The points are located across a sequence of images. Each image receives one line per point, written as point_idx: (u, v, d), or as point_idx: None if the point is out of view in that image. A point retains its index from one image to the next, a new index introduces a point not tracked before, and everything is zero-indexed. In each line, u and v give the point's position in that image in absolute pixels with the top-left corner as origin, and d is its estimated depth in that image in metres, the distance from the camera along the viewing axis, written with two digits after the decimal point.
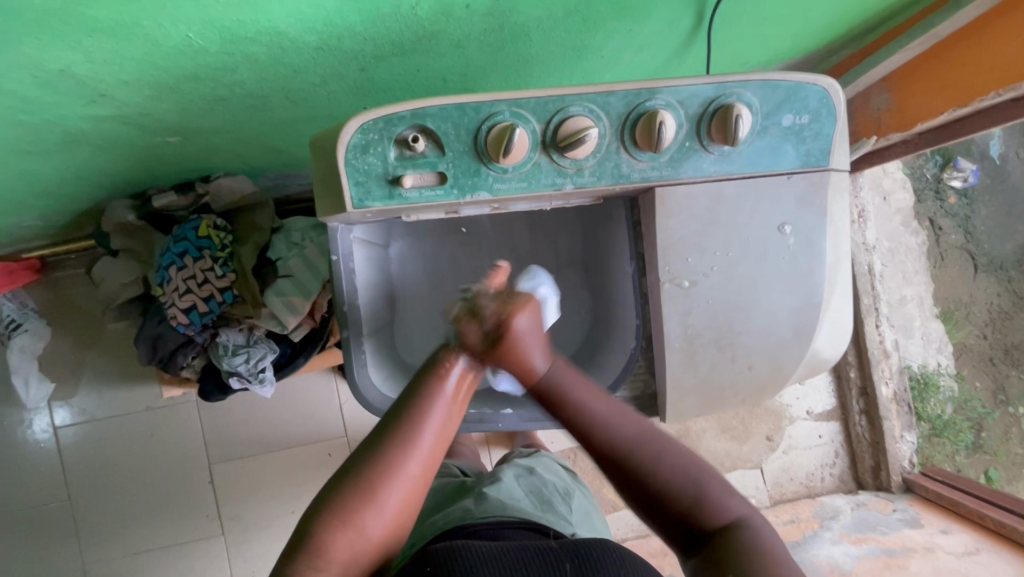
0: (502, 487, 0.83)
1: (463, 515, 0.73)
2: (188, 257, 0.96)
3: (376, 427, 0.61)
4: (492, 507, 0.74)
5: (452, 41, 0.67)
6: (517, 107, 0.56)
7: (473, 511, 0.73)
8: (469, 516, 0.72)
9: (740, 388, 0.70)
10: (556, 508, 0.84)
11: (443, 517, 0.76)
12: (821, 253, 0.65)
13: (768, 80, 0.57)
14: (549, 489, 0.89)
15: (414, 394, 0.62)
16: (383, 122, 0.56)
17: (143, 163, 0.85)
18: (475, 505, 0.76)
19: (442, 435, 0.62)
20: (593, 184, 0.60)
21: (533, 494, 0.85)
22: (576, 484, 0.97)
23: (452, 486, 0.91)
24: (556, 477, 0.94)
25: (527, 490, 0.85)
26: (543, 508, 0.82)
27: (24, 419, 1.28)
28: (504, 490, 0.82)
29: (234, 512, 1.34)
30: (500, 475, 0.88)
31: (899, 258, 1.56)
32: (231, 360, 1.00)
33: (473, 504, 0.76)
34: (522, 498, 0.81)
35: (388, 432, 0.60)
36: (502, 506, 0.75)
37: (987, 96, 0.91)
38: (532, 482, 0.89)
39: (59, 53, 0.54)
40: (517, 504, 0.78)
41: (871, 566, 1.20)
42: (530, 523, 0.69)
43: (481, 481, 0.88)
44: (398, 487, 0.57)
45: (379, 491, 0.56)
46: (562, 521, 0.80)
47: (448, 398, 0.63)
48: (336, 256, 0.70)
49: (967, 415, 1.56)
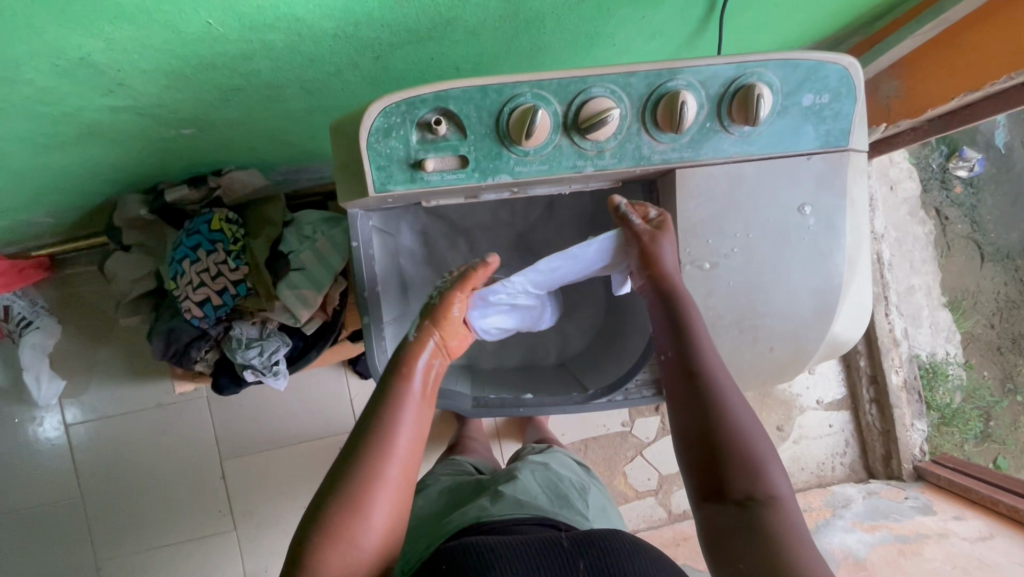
0: (515, 484, 0.83)
1: (479, 513, 0.73)
2: (201, 250, 0.97)
3: (349, 443, 0.59)
4: (506, 506, 0.73)
5: (467, 28, 0.67)
6: (539, 88, 0.56)
7: (488, 510, 0.73)
8: (484, 514, 0.72)
9: (761, 369, 0.70)
10: (571, 503, 0.84)
11: (457, 517, 0.75)
12: (842, 233, 0.65)
13: (789, 60, 0.57)
14: (563, 485, 0.89)
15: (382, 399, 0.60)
16: (406, 105, 0.56)
17: (157, 155, 0.85)
18: (489, 504, 0.75)
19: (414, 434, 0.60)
20: (614, 166, 0.60)
21: (547, 490, 0.85)
22: (589, 480, 0.97)
23: (468, 485, 0.91)
24: (568, 472, 0.94)
25: (540, 486, 0.85)
26: (557, 503, 0.82)
27: (36, 417, 1.28)
28: (517, 487, 0.82)
29: (246, 508, 1.34)
30: (513, 472, 0.88)
31: (906, 247, 1.56)
32: (244, 353, 1.02)
33: (488, 503, 0.76)
34: (536, 494, 0.81)
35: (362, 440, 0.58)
36: (517, 504, 0.75)
37: (999, 79, 0.90)
38: (545, 477, 0.89)
39: (78, 40, 0.54)
40: (530, 500, 0.78)
41: (887, 553, 1.21)
42: (544, 520, 0.69)
43: (496, 480, 0.88)
44: (382, 501, 0.56)
45: (365, 507, 0.56)
46: (578, 516, 0.80)
47: (417, 393, 0.61)
48: (355, 242, 0.70)
49: (976, 404, 1.56)
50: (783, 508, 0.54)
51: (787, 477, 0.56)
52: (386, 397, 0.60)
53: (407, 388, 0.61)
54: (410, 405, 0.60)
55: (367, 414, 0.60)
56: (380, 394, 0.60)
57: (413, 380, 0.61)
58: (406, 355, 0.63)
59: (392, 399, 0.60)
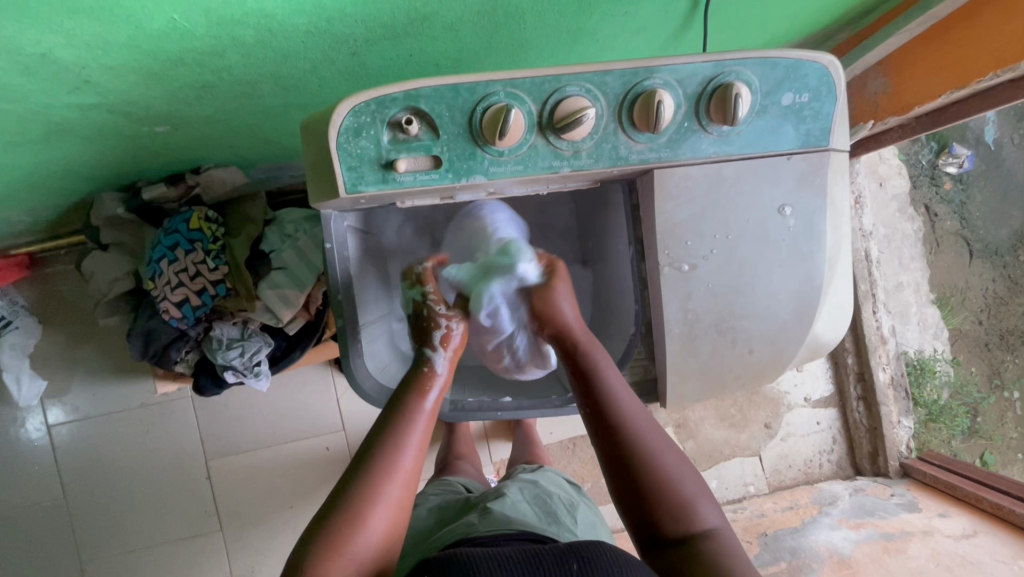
0: (503, 500, 0.81)
1: (466, 529, 0.71)
2: (179, 250, 0.94)
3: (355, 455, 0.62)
4: (495, 522, 0.72)
5: (444, 24, 0.66)
6: (512, 87, 0.55)
7: (476, 525, 0.72)
8: (472, 530, 0.70)
9: (740, 372, 0.69)
10: (560, 520, 0.82)
11: (444, 534, 0.73)
12: (821, 234, 0.64)
13: (767, 58, 0.56)
14: (552, 501, 0.87)
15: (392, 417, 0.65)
16: (376, 104, 0.54)
17: (132, 153, 0.84)
18: (477, 520, 0.74)
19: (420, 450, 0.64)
20: (590, 166, 0.59)
21: (536, 507, 0.83)
22: (579, 497, 0.95)
23: (458, 500, 0.88)
24: (558, 490, 0.92)
25: (530, 503, 0.83)
26: (546, 520, 0.79)
27: (18, 418, 1.26)
28: (507, 504, 0.79)
29: (232, 508, 1.33)
30: (502, 489, 0.86)
31: (895, 244, 1.56)
32: (225, 353, 1.00)
33: (474, 519, 0.74)
34: (525, 511, 0.79)
35: (372, 451, 0.61)
36: (504, 520, 0.73)
37: (985, 77, 0.90)
38: (534, 493, 0.87)
39: (38, 36, 0.52)
40: (519, 517, 0.76)
41: (871, 550, 1.21)
42: (534, 535, 0.67)
43: (484, 496, 0.85)
44: (384, 508, 0.58)
45: (370, 513, 0.57)
46: (566, 533, 0.78)
47: (427, 408, 0.67)
48: (329, 244, 0.68)
49: (963, 400, 1.56)
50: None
51: (713, 503, 0.62)
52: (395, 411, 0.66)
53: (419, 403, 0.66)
54: (416, 424, 0.65)
55: (377, 428, 0.64)
56: (392, 411, 0.65)
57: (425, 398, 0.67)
58: (415, 378, 0.69)
59: (402, 415, 0.65)
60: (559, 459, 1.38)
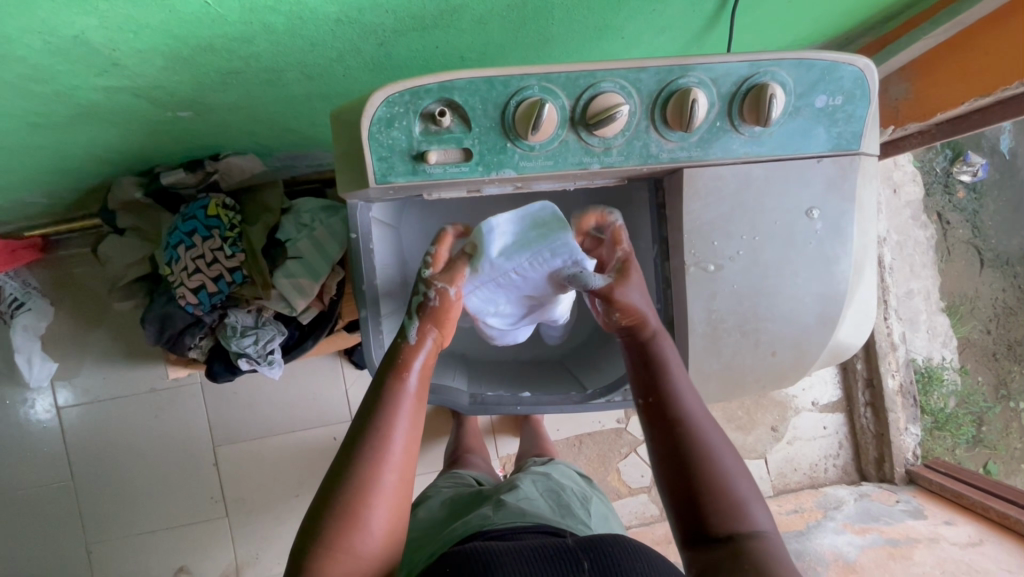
0: (517, 493, 0.81)
1: (482, 521, 0.71)
2: (196, 236, 0.95)
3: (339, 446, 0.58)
4: (511, 514, 0.72)
5: (474, 17, 0.65)
6: (547, 81, 0.55)
7: (492, 518, 0.71)
8: (487, 522, 0.70)
9: (761, 374, 0.69)
10: (573, 512, 0.81)
11: (460, 526, 0.73)
12: (849, 237, 0.64)
13: (803, 59, 0.56)
14: (566, 495, 0.87)
15: (375, 407, 0.59)
16: (410, 95, 0.54)
17: (153, 138, 0.84)
18: (492, 513, 0.74)
19: (410, 439, 0.59)
20: (621, 164, 0.59)
21: (549, 499, 0.83)
22: (591, 490, 0.95)
23: (470, 495, 0.88)
24: (570, 483, 0.92)
25: (543, 496, 0.83)
26: (560, 513, 0.79)
27: (27, 399, 1.26)
28: (520, 497, 0.79)
29: (239, 495, 1.34)
30: (515, 482, 0.86)
31: (908, 251, 1.56)
32: (240, 341, 1.00)
33: (490, 511, 0.74)
34: (539, 504, 0.79)
35: (355, 452, 0.56)
36: (520, 512, 0.73)
37: (1011, 85, 0.89)
38: (547, 487, 0.87)
39: (72, 17, 0.52)
40: (534, 510, 0.75)
41: (876, 556, 1.22)
42: (548, 527, 0.67)
43: (497, 489, 0.85)
44: (378, 505, 0.55)
45: (361, 513, 0.54)
46: (581, 526, 0.78)
47: (412, 390, 0.60)
48: (355, 234, 0.69)
49: (969, 409, 1.56)
50: (765, 543, 0.54)
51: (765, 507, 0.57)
52: (379, 396, 0.60)
53: (401, 384, 0.60)
54: (403, 408, 0.59)
55: (358, 425, 0.58)
56: (373, 400, 0.59)
57: (406, 378, 0.60)
58: (393, 352, 0.62)
59: (384, 398, 0.59)
60: (565, 456, 1.38)
